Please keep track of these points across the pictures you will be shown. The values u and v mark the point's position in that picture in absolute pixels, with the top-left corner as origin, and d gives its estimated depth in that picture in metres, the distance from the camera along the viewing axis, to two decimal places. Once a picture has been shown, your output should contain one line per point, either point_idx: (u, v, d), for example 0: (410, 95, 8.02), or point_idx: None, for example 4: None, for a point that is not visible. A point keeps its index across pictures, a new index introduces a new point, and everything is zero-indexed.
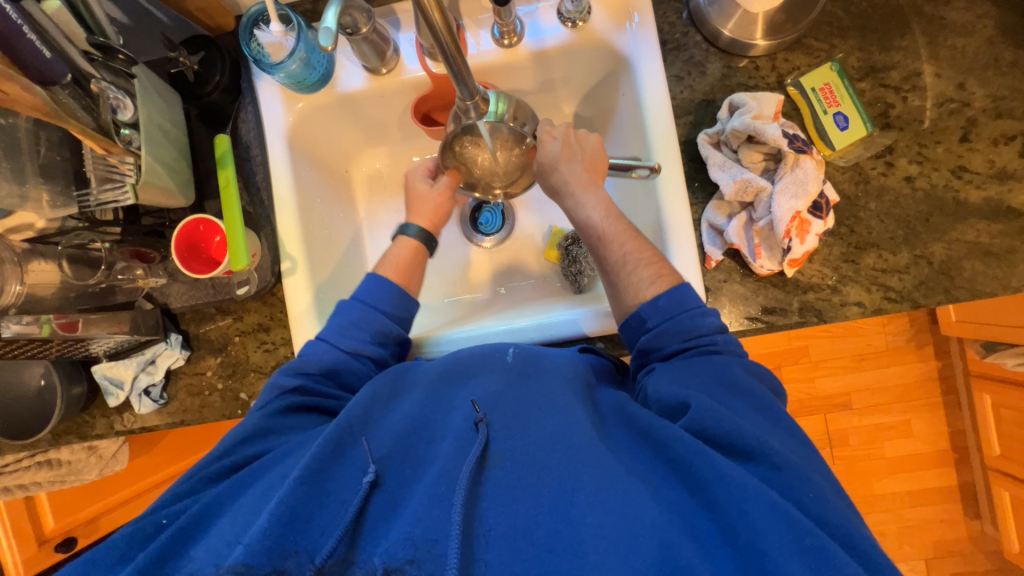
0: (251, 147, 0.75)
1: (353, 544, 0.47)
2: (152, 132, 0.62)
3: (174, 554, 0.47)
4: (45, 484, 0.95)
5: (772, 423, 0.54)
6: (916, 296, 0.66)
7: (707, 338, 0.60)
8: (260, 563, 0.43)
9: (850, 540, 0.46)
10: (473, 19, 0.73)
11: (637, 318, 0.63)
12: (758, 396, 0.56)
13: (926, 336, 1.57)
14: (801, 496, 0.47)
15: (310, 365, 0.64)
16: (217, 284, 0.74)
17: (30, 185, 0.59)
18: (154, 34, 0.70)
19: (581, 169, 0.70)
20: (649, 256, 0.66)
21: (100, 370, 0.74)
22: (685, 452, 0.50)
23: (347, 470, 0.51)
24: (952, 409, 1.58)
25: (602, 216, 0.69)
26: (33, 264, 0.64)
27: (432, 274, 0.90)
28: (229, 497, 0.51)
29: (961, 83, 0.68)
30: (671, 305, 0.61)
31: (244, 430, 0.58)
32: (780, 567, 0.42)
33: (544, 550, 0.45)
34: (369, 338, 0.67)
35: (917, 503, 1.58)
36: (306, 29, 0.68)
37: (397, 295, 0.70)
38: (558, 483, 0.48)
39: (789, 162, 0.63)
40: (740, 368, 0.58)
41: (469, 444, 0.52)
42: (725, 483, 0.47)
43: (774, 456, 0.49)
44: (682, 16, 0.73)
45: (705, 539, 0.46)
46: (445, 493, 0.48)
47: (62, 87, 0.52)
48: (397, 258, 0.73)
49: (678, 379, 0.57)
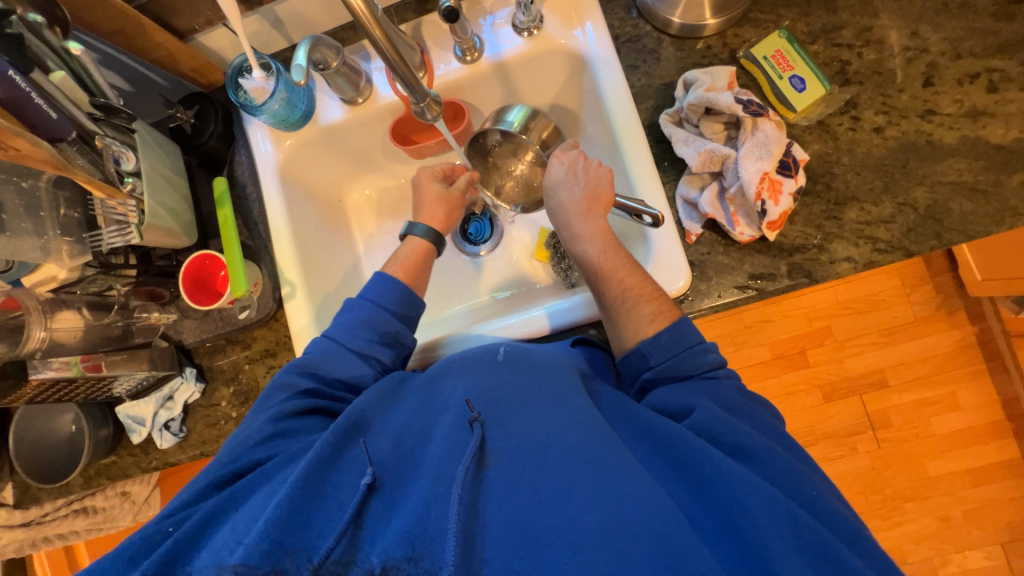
0: (247, 185, 0.81)
1: (353, 544, 0.45)
2: (154, 179, 0.69)
3: (185, 554, 0.47)
4: (82, 532, 0.98)
5: (759, 427, 0.54)
6: (907, 245, 0.65)
7: (709, 373, 0.58)
8: (258, 564, 0.42)
9: (851, 534, 0.46)
10: (435, 41, 0.78)
11: (639, 355, 0.60)
12: (755, 415, 0.55)
13: (955, 300, 1.50)
14: (802, 492, 0.47)
15: (325, 369, 0.63)
16: (223, 316, 0.78)
17: (50, 237, 0.65)
18: (153, 95, 0.79)
19: (570, 197, 0.71)
20: (648, 293, 0.63)
21: (123, 410, 0.77)
22: (687, 448, 0.49)
23: (346, 476, 0.49)
24: (1000, 375, 1.48)
25: (598, 251, 0.68)
26: (59, 312, 0.69)
27: (435, 289, 0.91)
28: (227, 506, 0.50)
29: (915, 31, 0.69)
30: (673, 342, 0.59)
31: (251, 442, 0.56)
32: (781, 565, 0.41)
33: (544, 544, 0.43)
34: (376, 337, 0.66)
35: (979, 482, 1.46)
36: (285, 72, 0.75)
37: (387, 283, 0.69)
38: (558, 478, 0.46)
39: (748, 126, 0.65)
40: (737, 393, 0.56)
41: (464, 445, 0.49)
42: (726, 481, 0.46)
43: (775, 459, 0.49)
44: (632, 13, 0.77)
45: (706, 532, 0.45)
46: (442, 494, 0.46)
47: (69, 143, 0.59)
48: (406, 256, 0.74)
49: (678, 389, 0.56)
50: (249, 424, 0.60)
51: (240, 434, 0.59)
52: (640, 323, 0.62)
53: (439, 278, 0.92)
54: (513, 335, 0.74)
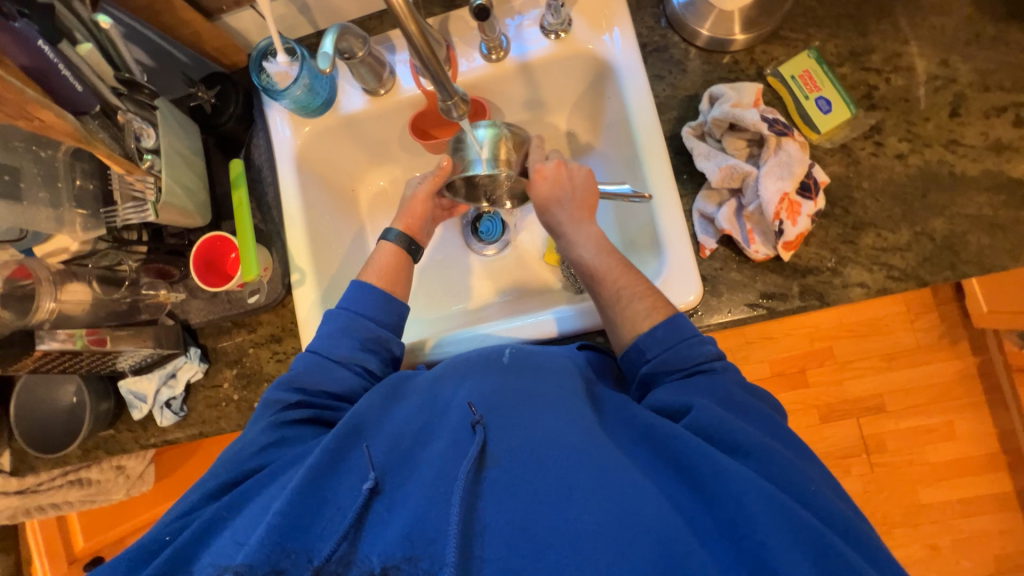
0: (263, 169, 0.80)
1: (353, 544, 0.45)
2: (173, 157, 0.68)
3: (184, 557, 0.47)
4: (76, 503, 0.98)
5: (765, 429, 0.53)
6: (921, 274, 0.65)
7: (705, 365, 0.57)
8: (259, 564, 0.42)
9: (849, 530, 0.45)
10: (462, 37, 0.78)
11: (636, 349, 0.61)
12: (756, 413, 0.54)
13: (959, 331, 1.49)
14: (800, 489, 0.46)
15: (309, 383, 0.62)
16: (232, 298, 0.78)
17: (64, 209, 0.64)
18: (175, 73, 0.78)
19: (565, 211, 0.71)
20: (642, 290, 0.64)
21: (126, 384, 0.78)
22: (685, 450, 0.48)
23: (347, 479, 0.49)
24: (998, 408, 1.48)
25: (594, 253, 0.69)
26: (67, 285, 0.69)
27: (422, 280, 0.92)
28: (227, 512, 0.50)
29: (945, 60, 0.68)
30: (668, 334, 0.59)
31: (247, 453, 0.56)
32: (783, 564, 0.41)
33: (544, 546, 0.43)
34: (360, 345, 0.65)
35: (970, 513, 1.47)
36: (309, 58, 0.74)
37: (368, 292, 0.68)
38: (558, 480, 0.46)
39: (771, 145, 0.64)
40: (735, 387, 0.56)
41: (466, 447, 0.49)
42: (723, 480, 0.45)
43: (774, 458, 0.48)
44: (661, 22, 0.76)
45: (705, 532, 0.44)
46: (442, 494, 0.46)
47: (92, 117, 0.59)
48: (380, 262, 0.74)
49: (677, 390, 0.56)
50: (244, 435, 0.59)
51: (235, 445, 0.58)
52: (636, 318, 0.63)
53: (429, 268, 0.92)
54: (519, 338, 0.73)
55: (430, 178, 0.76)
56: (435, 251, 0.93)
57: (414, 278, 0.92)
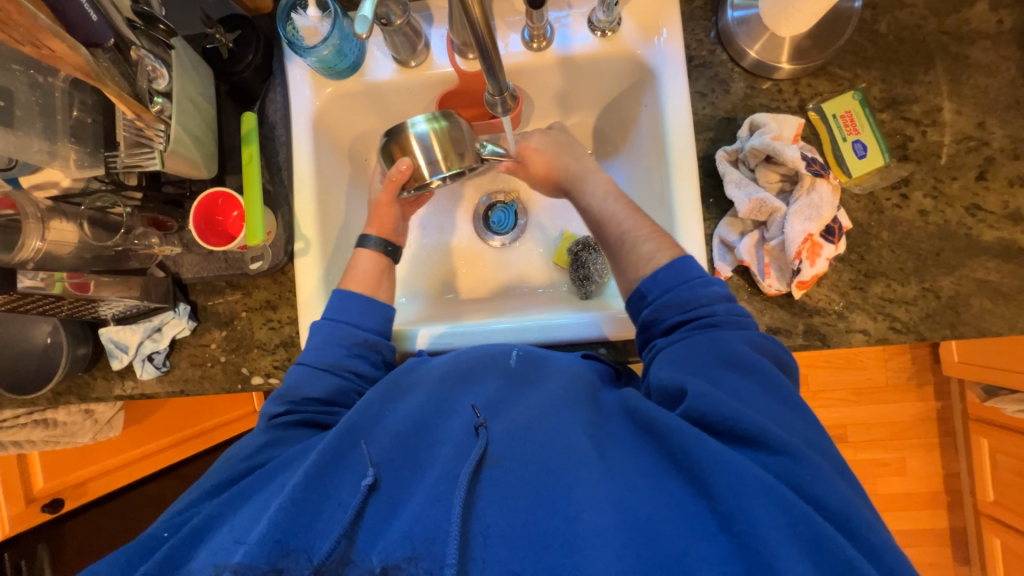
0: (277, 127, 0.77)
1: (351, 542, 0.44)
2: (184, 104, 0.64)
3: (181, 555, 0.45)
4: (39, 442, 0.94)
5: (776, 401, 0.51)
6: (921, 329, 0.67)
7: (706, 309, 0.57)
8: (258, 562, 0.41)
9: (844, 521, 0.43)
10: (504, 21, 0.74)
11: (638, 294, 0.62)
12: (764, 375, 0.52)
13: (927, 374, 1.55)
14: (790, 473, 0.45)
15: (298, 392, 0.61)
16: (229, 258, 0.74)
17: (59, 143, 0.60)
18: (193, 10, 0.73)
19: (583, 159, 0.73)
20: (647, 233, 0.64)
21: (107, 333, 0.74)
22: (682, 442, 0.46)
23: (347, 476, 0.48)
24: (948, 450, 1.57)
25: (604, 198, 0.69)
26: (54, 222, 0.63)
27: (413, 258, 0.89)
28: (225, 510, 0.49)
29: (982, 122, 0.68)
30: (670, 276, 0.60)
31: (242, 457, 0.56)
32: (788, 568, 0.39)
33: (543, 547, 0.43)
34: (347, 351, 0.64)
35: (905, 543, 1.58)
36: (342, 17, 0.69)
37: (348, 300, 0.66)
38: (558, 480, 0.46)
39: (806, 184, 0.64)
40: (743, 343, 0.54)
41: (468, 449, 0.48)
42: (722, 471, 0.44)
43: (770, 440, 0.46)
44: (711, 35, 0.74)
45: (701, 527, 0.43)
46: (442, 493, 0.45)
47: (104, 51, 0.55)
48: (360, 269, 0.71)
49: (678, 361, 0.54)
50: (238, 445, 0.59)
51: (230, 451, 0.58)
52: (638, 264, 0.63)
53: (433, 247, 0.90)
54: (523, 340, 0.72)
55: (385, 183, 0.70)
56: (429, 228, 0.90)
57: (412, 253, 0.89)
